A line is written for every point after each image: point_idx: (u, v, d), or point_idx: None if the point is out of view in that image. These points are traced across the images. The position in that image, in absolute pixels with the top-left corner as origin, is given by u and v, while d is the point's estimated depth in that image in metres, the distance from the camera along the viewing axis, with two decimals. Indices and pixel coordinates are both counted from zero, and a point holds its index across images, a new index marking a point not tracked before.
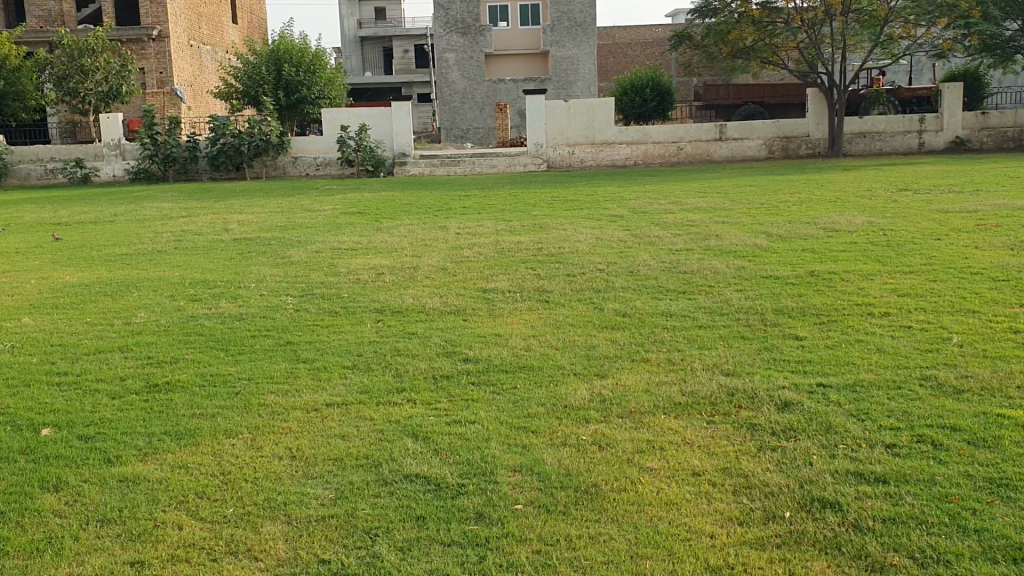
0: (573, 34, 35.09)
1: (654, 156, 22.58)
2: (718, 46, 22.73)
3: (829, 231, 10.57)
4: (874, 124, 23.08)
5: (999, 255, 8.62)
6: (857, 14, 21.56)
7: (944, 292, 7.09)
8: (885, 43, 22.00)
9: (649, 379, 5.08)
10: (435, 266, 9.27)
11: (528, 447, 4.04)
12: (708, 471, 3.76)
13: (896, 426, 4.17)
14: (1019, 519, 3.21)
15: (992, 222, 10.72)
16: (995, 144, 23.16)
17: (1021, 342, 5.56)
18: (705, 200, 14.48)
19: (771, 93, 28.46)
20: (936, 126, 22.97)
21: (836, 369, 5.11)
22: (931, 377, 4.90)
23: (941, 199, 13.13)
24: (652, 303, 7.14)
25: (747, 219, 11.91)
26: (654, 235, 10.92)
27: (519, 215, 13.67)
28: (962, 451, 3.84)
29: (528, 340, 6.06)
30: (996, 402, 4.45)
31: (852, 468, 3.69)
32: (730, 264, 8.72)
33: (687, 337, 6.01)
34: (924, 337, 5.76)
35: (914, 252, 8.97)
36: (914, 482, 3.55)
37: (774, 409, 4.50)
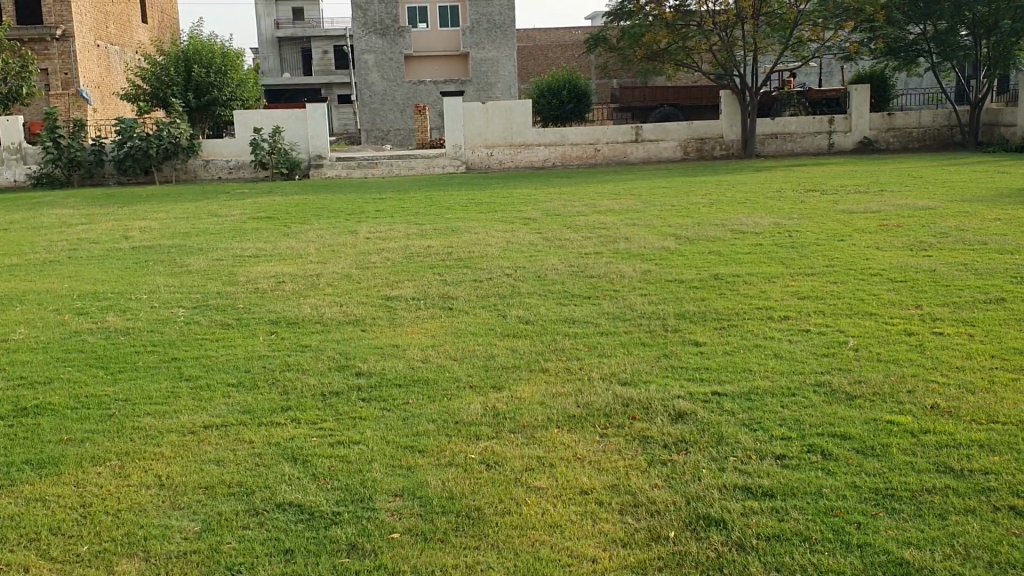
0: (492, 36, 34.97)
1: (572, 158, 22.61)
2: (631, 49, 22.59)
3: (737, 232, 10.65)
4: (786, 125, 23.52)
5: (900, 256, 8.76)
6: (768, 17, 22.00)
7: (843, 294, 7.16)
8: (795, 46, 22.44)
9: (546, 391, 4.95)
10: (339, 273, 9.02)
11: (412, 469, 3.87)
12: (596, 488, 3.65)
13: (787, 436, 4.12)
14: (902, 532, 3.18)
15: (894, 222, 10.92)
16: (901, 144, 23.84)
17: (914, 344, 5.61)
18: (619, 202, 14.48)
19: (687, 96, 28.70)
20: (845, 127, 23.50)
21: (733, 377, 5.06)
22: (825, 383, 4.88)
23: (847, 199, 13.36)
24: (556, 309, 7.03)
25: (659, 221, 11.92)
26: (565, 238, 10.86)
27: (432, 218, 13.49)
28: (851, 461, 3.80)
29: (426, 350, 5.88)
30: (888, 408, 4.44)
31: (741, 483, 3.62)
32: (636, 268, 8.68)
33: (588, 345, 5.92)
34: (822, 340, 5.78)
35: (817, 253, 9.06)
36: (801, 496, 3.49)
37: (667, 419, 4.42)
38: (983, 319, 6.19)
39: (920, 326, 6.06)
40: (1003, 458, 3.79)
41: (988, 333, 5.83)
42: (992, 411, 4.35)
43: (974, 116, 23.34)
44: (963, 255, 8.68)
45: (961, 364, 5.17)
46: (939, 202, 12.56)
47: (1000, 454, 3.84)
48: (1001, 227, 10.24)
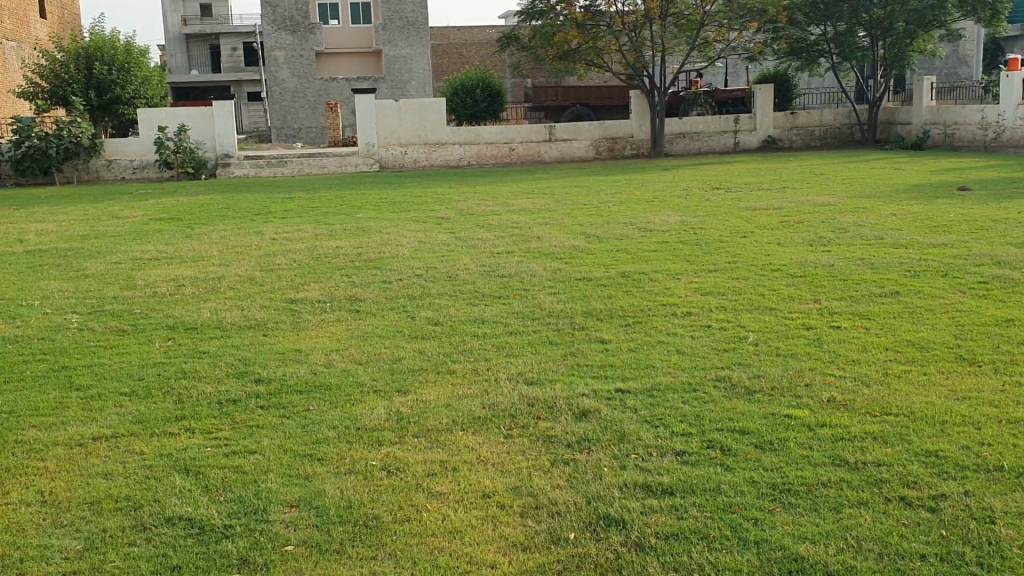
0: (405, 34, 34.64)
1: (487, 157, 22.60)
2: (543, 48, 22.56)
3: (644, 231, 10.73)
4: (693, 124, 23.91)
5: (801, 251, 8.95)
6: (675, 18, 22.17)
7: (744, 289, 7.28)
8: (701, 47, 22.67)
9: (451, 393, 4.88)
10: (243, 276, 8.80)
11: (311, 477, 3.77)
12: (498, 491, 3.61)
13: (688, 432, 4.14)
14: (797, 527, 3.22)
15: (795, 219, 11.18)
16: (803, 142, 24.53)
17: (812, 338, 5.72)
18: (532, 201, 14.45)
19: (599, 95, 28.96)
20: (750, 126, 24.06)
21: (637, 373, 5.09)
22: (725, 378, 4.93)
23: (750, 197, 13.63)
24: (466, 310, 6.97)
25: (570, 220, 11.95)
26: (477, 238, 10.80)
27: (342, 218, 13.28)
28: (749, 456, 3.84)
29: (330, 355, 5.75)
30: (786, 402, 4.51)
31: (641, 481, 3.63)
32: (547, 267, 8.67)
33: (496, 345, 5.87)
34: (723, 336, 5.85)
35: (721, 250, 9.19)
36: (700, 493, 3.52)
37: (572, 419, 4.40)
38: (878, 312, 6.36)
39: (818, 321, 6.18)
40: (894, 450, 3.88)
41: (882, 326, 5.99)
42: (886, 403, 4.46)
43: (872, 115, 24.12)
44: (860, 250, 8.92)
45: (857, 357, 5.29)
46: (838, 199, 12.90)
47: (891, 445, 3.94)
48: (895, 222, 10.57)
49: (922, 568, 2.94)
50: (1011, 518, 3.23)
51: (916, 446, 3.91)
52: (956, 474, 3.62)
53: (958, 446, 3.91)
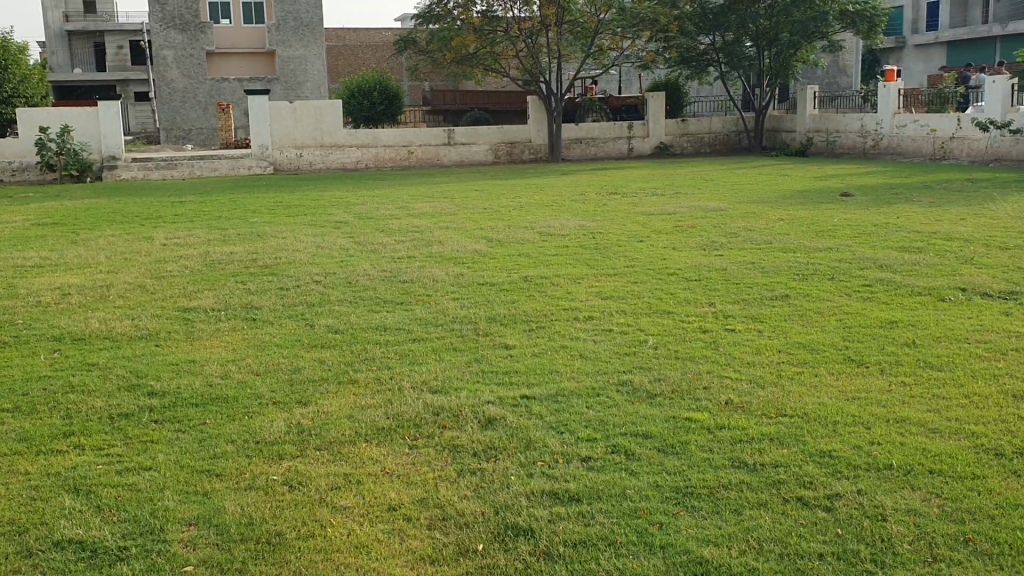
0: (299, 34, 33.83)
1: (385, 160, 22.42)
2: (440, 52, 22.48)
3: (544, 235, 10.81)
4: (588, 130, 24.25)
5: (694, 255, 9.16)
6: (572, 25, 22.44)
7: (642, 293, 7.40)
8: (595, 55, 23.00)
9: (354, 403, 4.80)
10: (133, 283, 8.49)
11: (210, 495, 3.65)
12: (404, 504, 3.57)
13: (592, 437, 4.18)
14: (702, 531, 3.28)
15: (689, 223, 11.44)
16: (694, 148, 25.19)
17: (709, 341, 5.86)
18: (432, 206, 14.40)
19: (497, 100, 29.04)
20: (643, 133, 24.53)
21: (541, 379, 5.10)
22: (628, 382, 5.00)
23: (646, 202, 13.89)
24: (367, 317, 6.88)
25: (470, 224, 11.94)
26: (377, 242, 10.69)
27: (236, 222, 12.96)
28: (652, 460, 3.90)
29: (227, 365, 5.59)
30: (686, 406, 4.60)
31: (548, 488, 3.64)
32: (449, 271, 8.65)
33: (398, 353, 5.82)
34: (624, 340, 5.93)
35: (619, 254, 9.33)
36: (606, 499, 3.55)
37: (477, 427, 4.39)
38: (770, 315, 6.56)
39: (714, 323, 6.34)
40: (791, 451, 4.00)
41: (775, 329, 6.17)
42: (781, 405, 4.59)
43: (759, 123, 24.95)
44: (750, 254, 9.18)
45: (752, 360, 5.43)
46: (729, 204, 13.27)
47: (788, 446, 4.06)
48: (783, 227, 10.91)
49: (821, 568, 3.03)
50: (901, 515, 3.37)
51: (812, 447, 4.03)
52: (849, 474, 3.75)
53: (849, 446, 4.05)
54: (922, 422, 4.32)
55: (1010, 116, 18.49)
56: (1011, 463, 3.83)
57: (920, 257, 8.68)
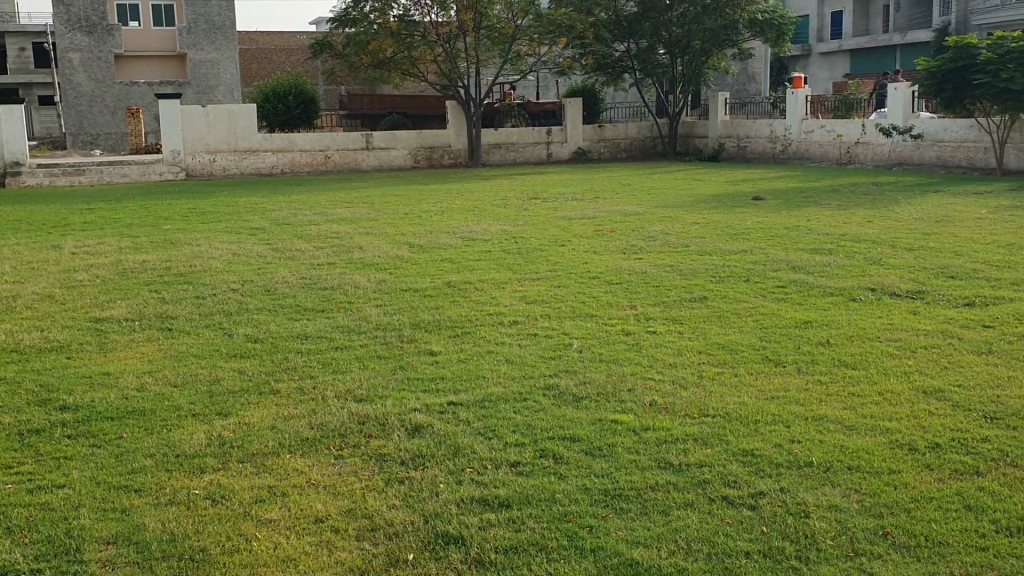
0: (212, 37, 33.23)
1: (301, 165, 22.09)
2: (357, 56, 22.22)
3: (466, 240, 10.80)
4: (508, 135, 24.33)
5: (615, 259, 9.26)
6: (488, 31, 22.38)
7: (566, 297, 7.44)
8: (513, 60, 23.06)
9: (276, 414, 4.70)
10: (40, 294, 8.18)
11: (128, 511, 3.54)
12: (332, 515, 3.51)
13: (520, 442, 4.18)
14: (631, 532, 3.31)
15: (608, 227, 11.58)
16: (611, 153, 25.56)
17: (632, 344, 5.92)
18: (350, 211, 14.26)
19: (415, 105, 28.90)
20: (562, 138, 24.75)
21: (467, 386, 5.08)
22: (554, 387, 5.01)
23: (566, 206, 14.01)
24: (287, 325, 6.76)
25: (390, 230, 11.85)
26: (296, 249, 10.53)
27: (149, 230, 12.62)
28: (581, 463, 3.92)
29: (142, 378, 5.42)
30: (612, 408, 4.63)
31: (477, 495, 3.63)
32: (371, 278, 8.56)
33: (322, 361, 5.72)
34: (549, 343, 5.95)
35: (540, 259, 9.38)
36: (536, 504, 3.55)
37: (404, 435, 4.35)
38: (690, 316, 6.67)
39: (636, 326, 6.41)
40: (715, 450, 4.06)
41: (695, 330, 6.27)
42: (704, 405, 4.66)
43: (672, 128, 25.40)
44: (669, 257, 9.33)
45: (674, 361, 5.51)
46: (647, 208, 13.47)
47: (712, 446, 4.12)
48: (699, 230, 11.14)
49: (748, 566, 3.08)
50: (822, 512, 3.45)
51: (735, 446, 4.11)
52: (772, 472, 3.83)
53: (771, 445, 4.13)
54: (838, 420, 4.44)
55: (912, 122, 19.22)
56: (924, 457, 3.96)
57: (830, 259, 8.93)
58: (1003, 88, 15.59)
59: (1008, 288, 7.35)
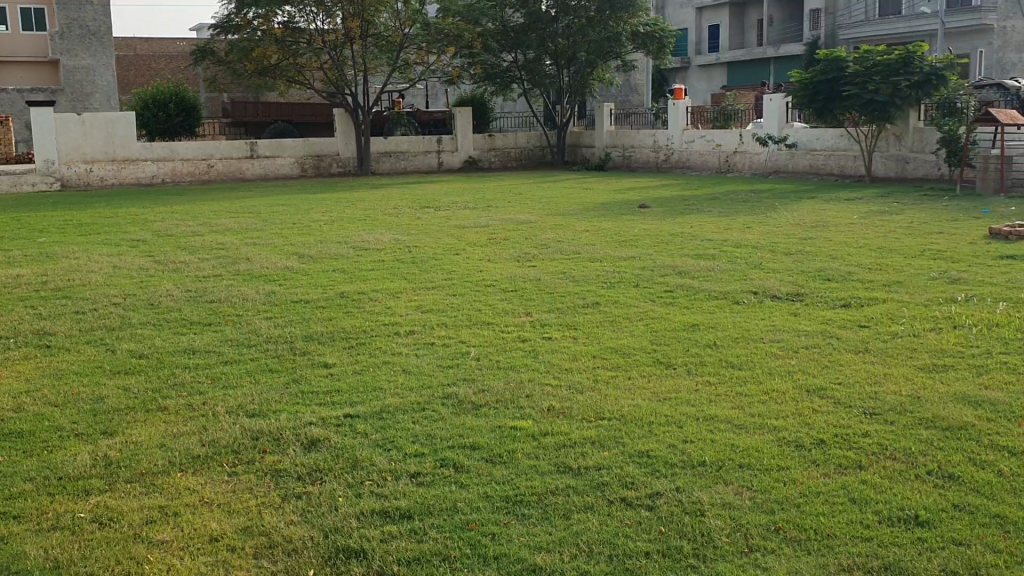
0: (86, 43, 31.97)
1: (183, 174, 21.46)
2: (240, 62, 21.65)
3: (358, 250, 10.69)
4: (397, 144, 24.20)
5: (509, 267, 9.31)
6: (375, 39, 22.20)
7: (461, 305, 7.44)
8: (401, 69, 22.95)
9: (165, 432, 4.55)
10: None
11: (7, 540, 3.36)
12: (227, 533, 3.41)
13: (420, 452, 4.16)
14: (533, 537, 3.33)
15: (501, 235, 11.64)
16: (501, 163, 25.77)
17: (528, 350, 5.97)
18: (236, 221, 13.92)
19: (302, 113, 28.42)
20: (452, 147, 24.75)
21: (364, 397, 5.02)
22: (452, 395, 5.00)
23: (458, 215, 14.01)
24: (174, 340, 6.55)
25: (279, 240, 11.62)
26: (181, 261, 10.21)
27: (22, 243, 12.04)
28: (481, 470, 3.93)
29: (19, 398, 5.15)
30: (510, 414, 4.65)
31: (378, 507, 3.59)
32: (260, 290, 8.37)
33: (211, 377, 5.56)
34: (445, 352, 5.94)
35: (434, 268, 9.36)
36: (438, 514, 3.54)
37: (300, 449, 4.26)
38: (585, 322, 6.76)
39: (532, 333, 6.45)
40: (612, 453, 4.13)
41: (590, 335, 6.37)
42: (600, 408, 4.73)
43: (560, 139, 25.81)
44: (562, 264, 9.44)
45: (570, 366, 5.58)
46: (538, 216, 13.60)
47: (609, 449, 4.19)
48: (590, 237, 11.30)
49: (648, 566, 3.14)
50: (717, 509, 3.55)
51: (630, 448, 4.18)
52: (668, 472, 3.91)
53: (666, 445, 4.23)
54: (729, 419, 4.57)
55: (787, 131, 20.00)
56: (810, 453, 4.12)
57: (715, 264, 9.20)
58: (869, 99, 16.39)
59: (880, 289, 7.73)
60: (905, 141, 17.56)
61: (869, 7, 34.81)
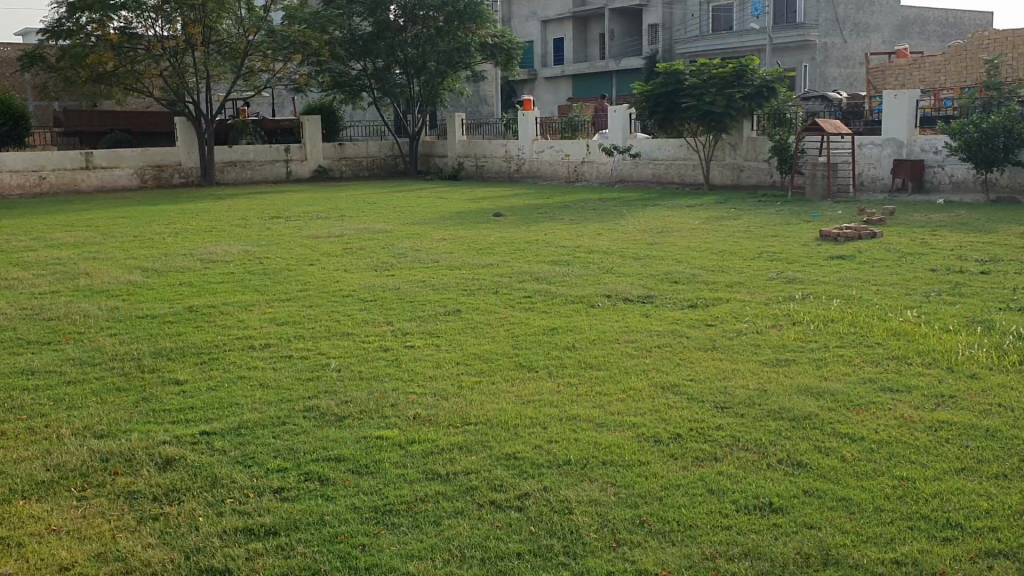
0: None
1: (11, 186, 20.18)
2: (73, 70, 20.45)
3: (207, 262, 10.34)
4: (243, 153, 23.59)
5: (366, 276, 9.22)
6: (218, 46, 21.46)
7: (318, 316, 7.31)
8: (246, 76, 22.32)
9: (3, 459, 4.25)
10: None
11: None
12: (78, 562, 3.23)
13: (282, 467, 4.06)
14: (405, 546, 3.30)
15: (356, 245, 11.51)
16: (353, 171, 25.55)
17: (390, 359, 5.91)
18: (72, 235, 13.20)
19: (140, 122, 27.23)
20: (301, 156, 24.44)
21: (220, 414, 4.85)
22: (314, 408, 4.89)
23: (311, 225, 13.75)
24: (9, 360, 6.14)
25: (120, 254, 11.09)
26: (12, 277, 9.60)
27: None
28: (348, 483, 3.86)
29: None
30: (375, 425, 4.60)
31: (241, 525, 3.48)
32: (103, 305, 7.97)
33: (53, 398, 5.24)
34: (305, 365, 5.82)
35: (288, 279, 9.15)
36: (304, 528, 3.46)
37: (155, 470, 4.08)
38: (446, 329, 6.77)
39: (393, 342, 6.40)
40: (480, 457, 4.15)
41: (450, 342, 6.37)
42: (466, 414, 4.74)
43: (412, 147, 25.79)
44: (420, 272, 9.43)
45: (434, 373, 5.56)
46: (393, 225, 13.54)
47: (476, 453, 4.20)
48: (446, 246, 11.33)
49: (520, 567, 3.16)
50: (584, 506, 3.62)
51: (497, 451, 4.21)
52: (535, 473, 3.96)
53: (532, 447, 4.28)
54: (591, 418, 4.67)
55: (631, 142, 20.61)
56: (669, 447, 4.26)
57: (570, 269, 9.40)
58: (707, 111, 17.11)
59: (724, 289, 8.08)
60: (740, 150, 18.42)
61: (704, 23, 36.42)
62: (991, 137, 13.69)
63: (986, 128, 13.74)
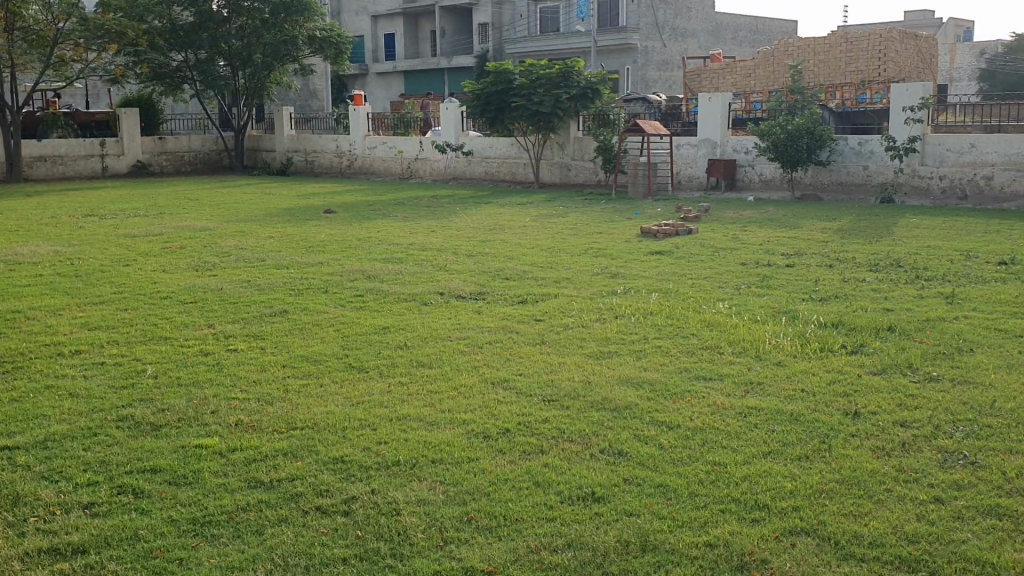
0: None
1: None
2: None
3: (10, 264, 9.62)
4: (53, 147, 22.08)
5: (186, 277, 8.84)
6: (23, 32, 20.01)
7: (134, 320, 6.96)
8: (56, 66, 20.91)
9: None
10: None
11: None
12: None
13: (93, 481, 3.84)
14: (225, 557, 3.19)
15: (177, 244, 11.02)
16: (175, 167, 24.52)
17: (211, 364, 5.69)
18: None
19: None
20: (117, 151, 23.13)
21: (23, 427, 4.52)
22: (128, 417, 4.65)
23: (128, 223, 13.04)
24: None
25: None
26: None
27: None
28: (164, 494, 3.70)
29: None
30: (193, 433, 4.42)
31: (47, 545, 3.27)
32: None
33: None
34: (119, 372, 5.51)
35: (101, 281, 8.65)
36: (117, 544, 3.29)
37: None
38: (271, 331, 6.58)
39: (214, 345, 6.17)
40: (305, 462, 4.06)
41: (275, 344, 6.21)
42: (291, 419, 4.62)
43: (238, 142, 24.99)
44: (244, 272, 9.13)
45: (258, 377, 5.40)
46: (216, 223, 13.03)
47: (301, 458, 4.11)
48: (273, 244, 11.03)
49: (344, 572, 3.12)
50: (412, 507, 3.60)
51: (324, 455, 4.13)
52: (362, 475, 3.91)
53: (360, 449, 4.22)
54: (420, 417, 4.65)
55: (462, 139, 20.71)
56: (496, 443, 4.30)
57: (400, 267, 9.35)
58: (535, 110, 17.41)
59: (552, 285, 8.24)
60: (568, 149, 18.84)
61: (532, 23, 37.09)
62: (796, 138, 14.58)
63: (791, 130, 14.61)
